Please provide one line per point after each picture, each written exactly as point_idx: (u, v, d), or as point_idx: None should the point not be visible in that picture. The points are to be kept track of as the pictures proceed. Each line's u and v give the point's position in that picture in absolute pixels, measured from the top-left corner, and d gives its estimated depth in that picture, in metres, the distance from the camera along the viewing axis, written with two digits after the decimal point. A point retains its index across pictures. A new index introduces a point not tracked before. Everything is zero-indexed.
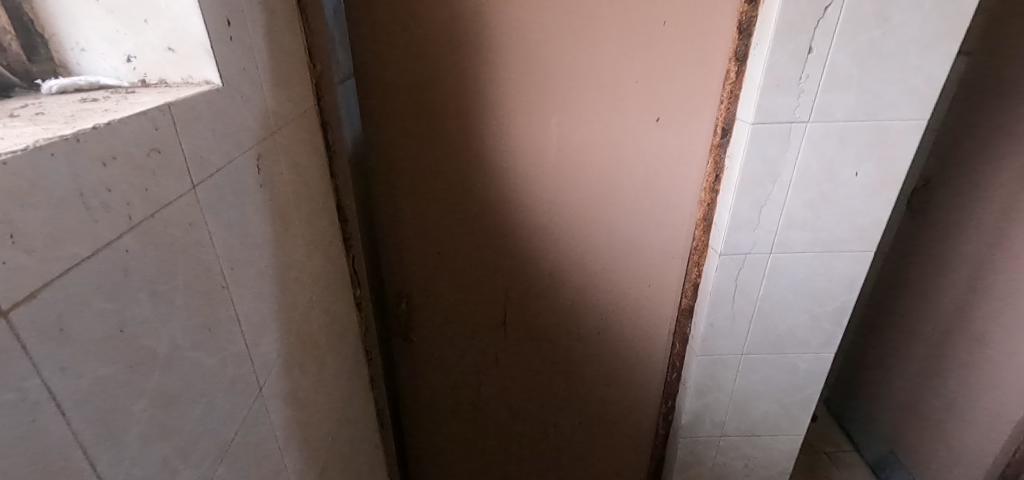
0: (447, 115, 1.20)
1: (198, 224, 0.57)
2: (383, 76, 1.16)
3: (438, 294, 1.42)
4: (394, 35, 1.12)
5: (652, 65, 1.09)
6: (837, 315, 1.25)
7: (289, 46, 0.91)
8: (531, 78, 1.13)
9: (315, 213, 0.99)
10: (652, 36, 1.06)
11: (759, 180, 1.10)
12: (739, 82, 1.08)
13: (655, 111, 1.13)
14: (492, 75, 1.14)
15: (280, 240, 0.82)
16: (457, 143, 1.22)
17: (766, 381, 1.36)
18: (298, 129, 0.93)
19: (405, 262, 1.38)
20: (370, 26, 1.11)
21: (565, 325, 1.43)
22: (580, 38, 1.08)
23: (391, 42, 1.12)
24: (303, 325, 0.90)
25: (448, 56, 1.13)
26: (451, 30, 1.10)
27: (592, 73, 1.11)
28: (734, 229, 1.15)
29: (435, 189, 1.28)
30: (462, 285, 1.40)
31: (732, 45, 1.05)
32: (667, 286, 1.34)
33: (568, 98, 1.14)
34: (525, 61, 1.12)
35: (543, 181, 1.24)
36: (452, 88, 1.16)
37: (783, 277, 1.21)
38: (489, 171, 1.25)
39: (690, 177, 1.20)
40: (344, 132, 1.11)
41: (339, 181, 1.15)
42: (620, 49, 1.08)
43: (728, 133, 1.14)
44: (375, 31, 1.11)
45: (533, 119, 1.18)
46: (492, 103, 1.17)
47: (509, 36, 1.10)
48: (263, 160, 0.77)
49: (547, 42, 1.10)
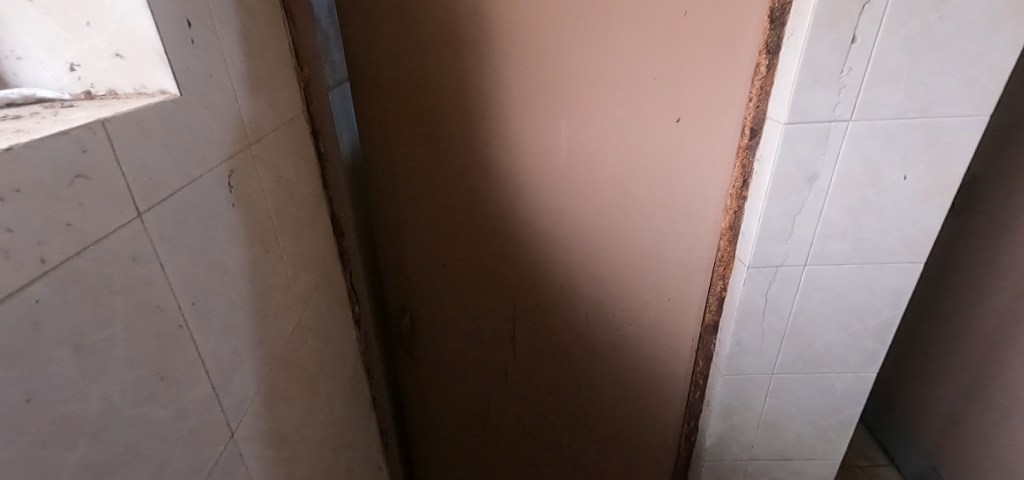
0: (448, 119, 1.11)
1: (146, 257, 0.50)
2: (380, 78, 1.08)
3: (443, 307, 1.35)
4: (390, 34, 1.03)
5: (672, 61, 0.98)
6: (880, 331, 1.15)
7: (272, 47, 0.83)
8: (537, 78, 1.04)
9: (304, 229, 0.92)
10: (673, 29, 0.96)
11: (793, 185, 0.99)
12: (770, 77, 0.97)
13: (674, 111, 1.03)
14: (495, 74, 1.05)
15: (259, 263, 0.74)
16: (460, 148, 1.14)
17: (799, 402, 1.25)
18: (283, 139, 0.85)
19: (409, 274, 1.31)
20: (365, 24, 1.03)
21: (578, 339, 1.33)
22: (592, 32, 0.98)
23: (387, 42, 1.04)
24: (289, 354, 0.83)
25: (448, 56, 1.04)
26: (452, 27, 1.01)
27: (605, 71, 1.01)
28: (764, 239, 1.05)
29: (438, 197, 1.21)
30: (468, 298, 1.33)
31: (763, 36, 0.94)
32: (690, 299, 1.24)
33: (577, 99, 1.05)
34: (530, 60, 1.03)
35: (552, 189, 1.15)
36: (452, 89, 1.08)
37: (819, 291, 1.10)
38: (493, 178, 1.16)
39: (714, 183, 1.09)
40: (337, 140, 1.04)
41: (333, 192, 1.08)
42: (635, 44, 0.98)
43: (758, 133, 1.02)
44: (371, 28, 1.03)
45: (540, 122, 1.09)
46: (496, 106, 1.08)
47: (513, 32, 1.00)
48: (237, 176, 0.69)
49: (556, 39, 1.00)
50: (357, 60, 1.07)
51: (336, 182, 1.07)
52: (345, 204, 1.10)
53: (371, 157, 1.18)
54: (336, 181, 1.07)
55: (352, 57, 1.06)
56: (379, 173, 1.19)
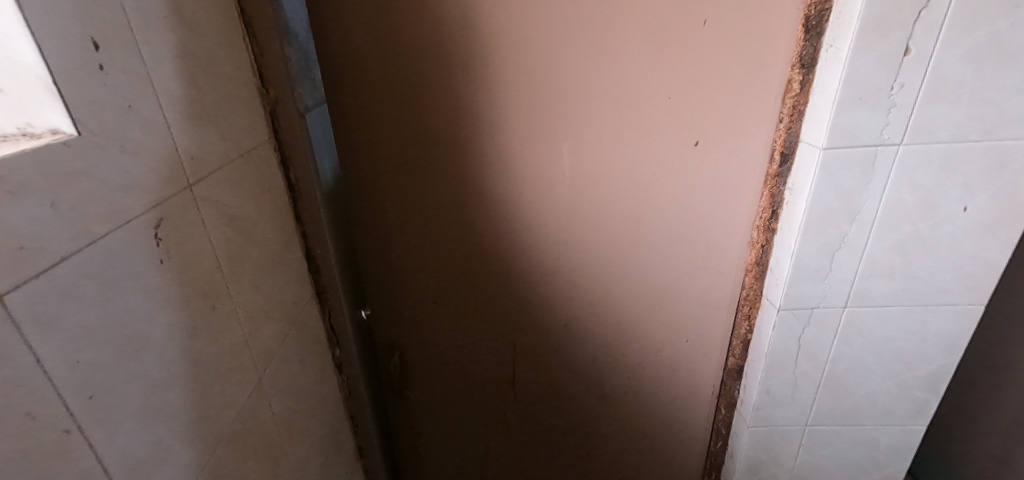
0: (437, 144, 0.99)
1: (7, 353, 0.38)
2: (361, 98, 0.97)
3: (436, 346, 1.22)
4: (370, 51, 0.92)
5: (689, 78, 0.86)
6: (931, 380, 1.00)
7: (228, 68, 0.72)
8: (536, 97, 0.92)
9: (267, 276, 0.80)
10: (690, 41, 0.83)
11: (832, 219, 0.86)
12: (804, 95, 0.84)
13: (692, 133, 0.90)
14: (488, 95, 0.93)
15: (199, 325, 0.62)
16: (450, 176, 1.02)
17: (836, 456, 1.11)
18: (242, 173, 0.74)
19: (398, 310, 1.19)
20: (344, 41, 0.92)
21: (585, 382, 1.20)
22: (597, 47, 0.86)
23: (366, 60, 0.93)
24: (242, 425, 0.71)
25: (434, 74, 0.93)
26: (439, 42, 0.90)
27: (612, 90, 0.89)
28: (798, 279, 0.92)
29: (427, 228, 1.09)
30: (463, 336, 1.20)
31: (796, 48, 0.81)
32: (712, 341, 1.10)
33: (581, 120, 0.93)
34: (527, 77, 0.91)
35: (555, 220, 1.03)
36: (441, 111, 0.96)
37: (861, 336, 0.97)
38: (488, 209, 1.05)
39: (737, 214, 0.96)
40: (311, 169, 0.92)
41: (308, 226, 0.96)
42: (647, 58, 0.86)
43: (790, 158, 0.89)
44: (350, 45, 0.92)
45: (539, 147, 0.97)
46: (490, 129, 0.97)
47: (509, 47, 0.89)
48: (171, 225, 0.58)
49: (556, 54, 0.88)
50: (335, 79, 0.95)
51: (310, 216, 0.95)
52: (323, 240, 0.98)
53: (353, 185, 1.06)
54: (311, 214, 0.95)
55: (330, 77, 0.95)
56: (362, 202, 1.08)
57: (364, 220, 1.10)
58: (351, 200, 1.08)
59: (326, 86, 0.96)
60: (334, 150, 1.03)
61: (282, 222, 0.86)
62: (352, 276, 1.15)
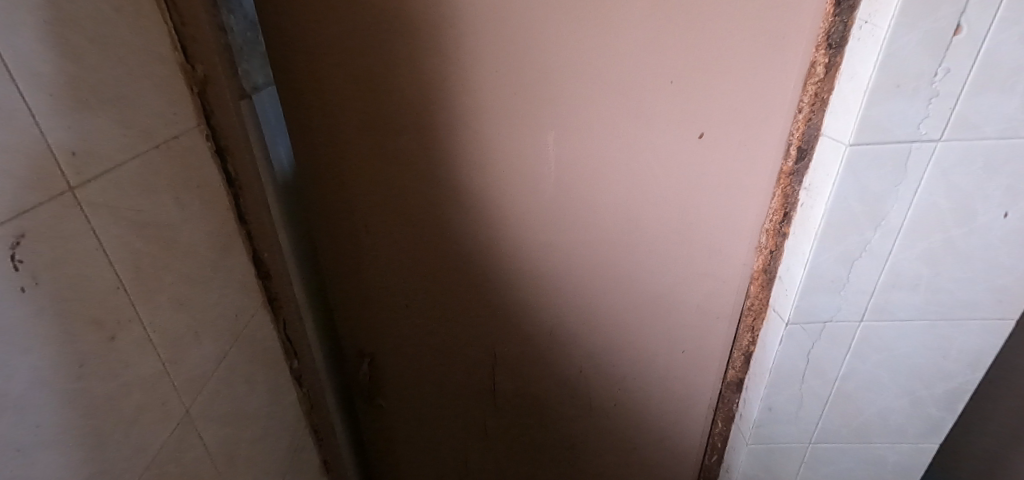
0: (403, 131, 0.87)
1: None
2: (315, 76, 0.83)
3: (409, 353, 1.12)
4: (321, 21, 0.78)
5: (695, 60, 0.74)
6: (949, 398, 0.91)
7: (134, 39, 0.58)
8: (518, 80, 0.80)
9: (198, 289, 0.68)
10: (698, 17, 0.71)
11: (854, 225, 0.75)
12: (829, 81, 0.72)
13: (696, 123, 0.78)
14: (461, 76, 0.80)
15: (91, 363, 0.50)
16: (419, 168, 0.90)
17: (841, 475, 1.03)
18: (158, 170, 0.61)
19: (366, 314, 1.08)
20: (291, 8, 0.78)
21: (570, 391, 1.11)
22: (590, 21, 0.74)
23: (317, 32, 0.79)
24: (162, 471, 0.60)
25: (397, 50, 0.79)
26: (403, 12, 0.76)
27: (606, 72, 0.77)
28: (811, 291, 0.81)
29: (395, 225, 0.97)
30: (438, 343, 1.10)
31: (824, 24, 0.69)
32: (710, 351, 1.00)
33: (569, 108, 0.81)
34: (507, 56, 0.78)
35: (539, 219, 0.92)
36: (407, 94, 0.83)
37: (876, 353, 0.87)
38: (464, 204, 0.93)
39: (743, 216, 0.84)
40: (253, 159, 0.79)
41: (254, 226, 0.83)
42: (647, 34, 0.73)
43: (807, 155, 0.77)
44: (298, 14, 0.78)
45: (520, 137, 0.84)
46: (465, 116, 0.84)
47: (484, 19, 0.76)
48: (42, 242, 0.45)
49: (542, 29, 0.75)
50: (282, 55, 0.82)
51: (254, 213, 0.82)
52: (272, 241, 0.86)
53: (310, 177, 0.94)
54: (255, 211, 0.82)
55: (277, 52, 0.82)
56: (321, 196, 0.96)
57: (325, 215, 0.98)
58: (308, 194, 0.96)
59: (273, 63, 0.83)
60: (284, 138, 0.90)
61: (216, 225, 0.73)
62: (312, 277, 1.03)
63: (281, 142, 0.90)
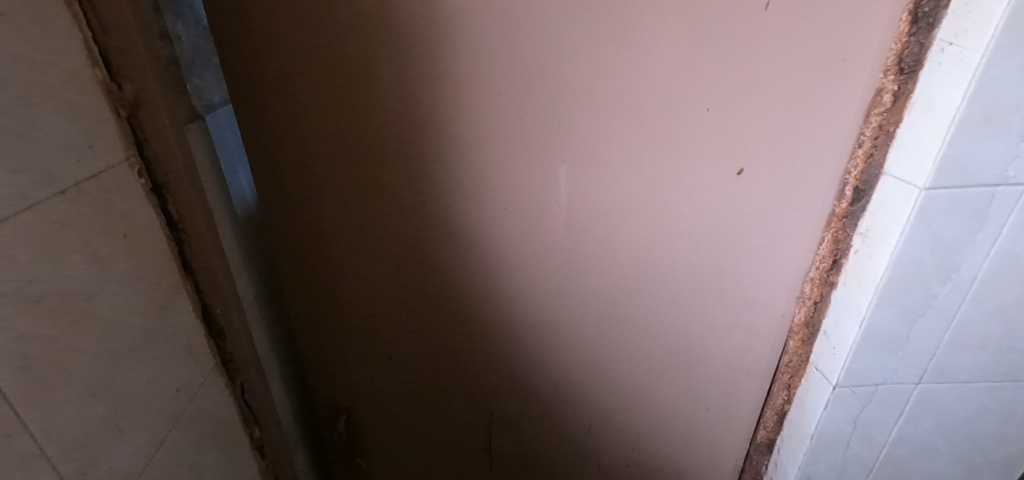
0: (386, 162, 0.73)
1: None
2: (281, 96, 0.69)
3: (393, 408, 0.97)
4: (286, 31, 0.65)
5: (737, 85, 0.62)
6: (1009, 465, 0.81)
7: (31, 54, 0.44)
8: (526, 106, 0.67)
9: (123, 369, 0.53)
10: (742, 34, 0.59)
11: (922, 279, 0.64)
12: (897, 112, 0.60)
13: (735, 158, 0.67)
14: (457, 98, 0.68)
15: None
16: (404, 203, 0.77)
17: None
18: (65, 223, 0.47)
19: (344, 366, 0.94)
20: (251, 14, 0.64)
21: (576, 451, 0.98)
22: (614, 36, 0.62)
23: (281, 43, 0.66)
24: None
25: (379, 67, 0.66)
26: (389, 25, 0.63)
27: (630, 97, 0.65)
28: (865, 351, 0.70)
29: (379, 268, 0.84)
30: (427, 398, 0.96)
31: (896, 45, 0.58)
32: (737, 410, 0.88)
33: (586, 139, 0.68)
34: (514, 78, 0.66)
35: (546, 263, 0.80)
36: (393, 119, 0.70)
37: (932, 417, 0.76)
38: (457, 245, 0.80)
39: (782, 262, 0.73)
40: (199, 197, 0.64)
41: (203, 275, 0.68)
42: (681, 53, 0.61)
43: (866, 196, 0.65)
44: (258, 20, 0.64)
45: (526, 170, 0.72)
46: (461, 144, 0.71)
47: (488, 34, 0.63)
48: None
49: (556, 48, 0.63)
50: (237, 71, 0.68)
51: (202, 261, 0.67)
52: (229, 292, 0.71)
53: (276, 212, 0.80)
54: (208, 258, 0.67)
55: (230, 67, 0.67)
56: (289, 234, 0.82)
57: (295, 256, 0.84)
58: (273, 232, 0.81)
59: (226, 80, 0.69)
60: (241, 166, 0.77)
61: (152, 283, 0.59)
62: (280, 327, 0.88)
63: (240, 172, 0.77)
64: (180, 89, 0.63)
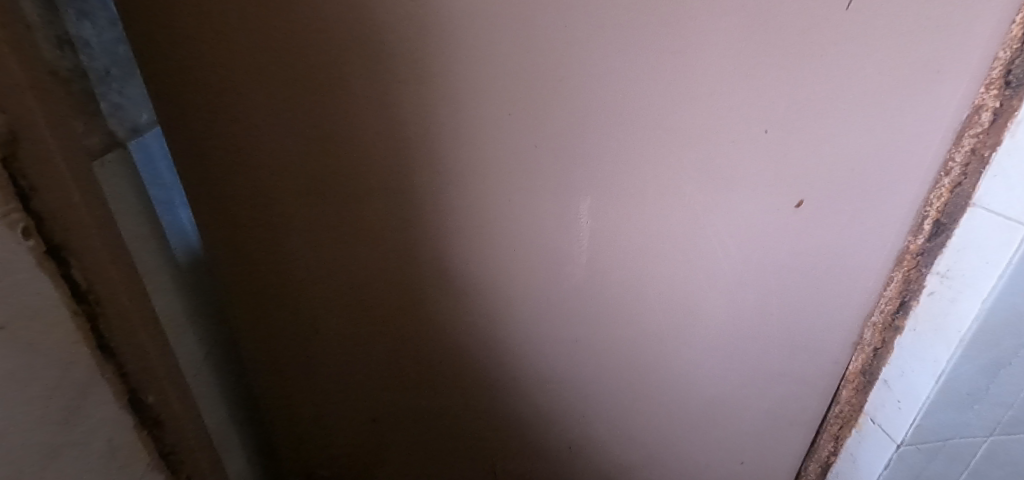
0: (366, 197, 0.60)
1: None
2: (226, 118, 0.55)
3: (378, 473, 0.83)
4: (235, 35, 0.50)
5: (806, 104, 0.51)
6: None
7: None
8: (542, 131, 0.55)
9: None
10: (817, 40, 0.48)
11: (1014, 328, 0.54)
12: (995, 135, 0.49)
13: (794, 189, 0.56)
14: (457, 120, 0.54)
15: None
16: (390, 245, 0.63)
17: None
18: None
19: (318, 430, 0.79)
20: (192, 15, 0.49)
21: None
22: (657, 43, 0.49)
23: (229, 51, 0.51)
24: None
25: (357, 81, 0.52)
26: (369, 30, 0.49)
27: (673, 117, 0.53)
28: (939, 407, 0.60)
29: (357, 319, 0.70)
30: (418, 461, 0.82)
31: (1006, 54, 0.47)
32: (775, 461, 0.78)
33: (614, 168, 0.57)
34: (530, 97, 0.53)
35: (562, 310, 0.68)
36: (374, 146, 0.56)
37: (1002, 470, 0.67)
38: (455, 291, 0.67)
39: (837, 304, 0.63)
40: (111, 255, 0.48)
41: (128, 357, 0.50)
42: (738, 62, 0.50)
43: (948, 231, 0.55)
44: (202, 22, 0.50)
45: (540, 204, 0.60)
46: (461, 175, 0.58)
47: (497, 44, 0.50)
48: None
49: (583, 61, 0.51)
50: (175, 86, 0.53)
51: (127, 340, 0.50)
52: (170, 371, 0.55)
53: (228, 256, 0.65)
54: (138, 334, 0.51)
55: (164, 79, 0.53)
56: (246, 282, 0.67)
57: (253, 307, 0.69)
58: (226, 280, 0.67)
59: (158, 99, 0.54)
60: (180, 201, 0.62)
61: (57, 382, 0.43)
62: (238, 390, 0.74)
63: (178, 209, 0.62)
64: (76, 109, 0.48)
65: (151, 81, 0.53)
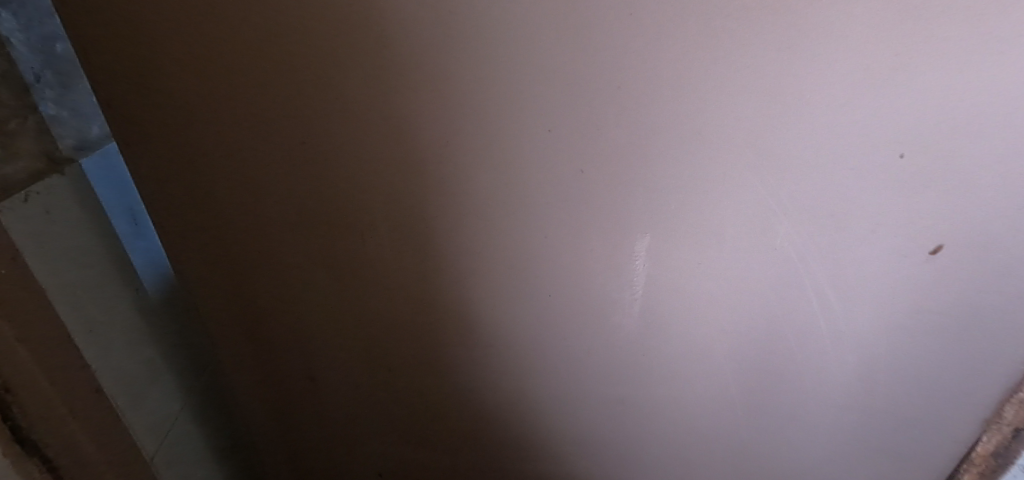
0: (369, 226, 0.48)
1: None
2: (197, 133, 0.44)
3: None
4: (201, 32, 0.39)
5: (970, 129, 0.38)
6: None
7: None
8: (592, 161, 0.42)
9: None
10: (1011, 32, 0.34)
11: None
12: None
13: (940, 233, 0.42)
14: (484, 139, 0.42)
15: None
16: (400, 283, 0.52)
17: None
18: None
19: (318, 473, 0.70)
20: (151, 15, 0.38)
21: None
22: (772, 42, 0.36)
23: (206, 56, 0.40)
24: None
25: (358, 93, 0.40)
26: (377, 41, 0.38)
27: (780, 137, 0.39)
28: None
29: (361, 362, 0.59)
30: None
31: None
32: None
33: (687, 207, 0.44)
34: (579, 121, 0.40)
35: (610, 373, 0.55)
36: (380, 171, 0.44)
37: None
38: (479, 342, 0.55)
39: (967, 372, 0.49)
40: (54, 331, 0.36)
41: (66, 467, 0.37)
42: (887, 61, 0.36)
43: None
44: (176, 6, 0.38)
45: (582, 245, 0.47)
46: (485, 207, 0.46)
47: (540, 61, 0.38)
48: None
49: (655, 81, 0.38)
50: (132, 96, 0.42)
51: (86, 429, 0.38)
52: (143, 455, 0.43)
53: (207, 291, 0.54)
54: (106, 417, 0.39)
55: (129, 90, 0.42)
56: (233, 323, 0.57)
57: (240, 346, 0.58)
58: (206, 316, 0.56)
59: (109, 113, 0.43)
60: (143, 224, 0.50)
61: None
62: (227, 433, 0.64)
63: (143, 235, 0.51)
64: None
65: (100, 88, 0.42)
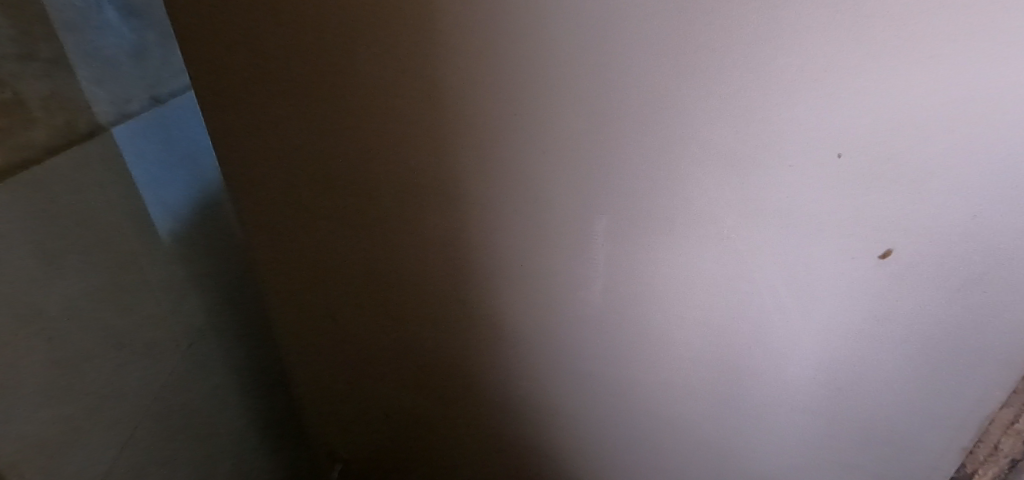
0: (370, 188, 0.54)
1: None
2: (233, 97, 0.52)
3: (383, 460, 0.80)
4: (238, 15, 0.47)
5: (912, 133, 0.39)
6: None
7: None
8: (551, 140, 0.47)
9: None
10: (942, 41, 0.36)
11: None
12: None
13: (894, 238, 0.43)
14: (463, 119, 0.47)
15: None
16: (398, 242, 0.57)
17: None
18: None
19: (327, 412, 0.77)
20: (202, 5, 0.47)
21: None
22: (704, 40, 0.39)
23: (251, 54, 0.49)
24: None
25: (360, 72, 0.47)
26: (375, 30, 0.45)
27: (726, 127, 0.42)
28: None
29: (367, 313, 0.65)
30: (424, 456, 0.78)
31: None
32: None
33: (639, 188, 0.47)
34: (537, 104, 0.45)
35: (580, 349, 0.59)
36: (378, 138, 0.51)
37: None
38: (467, 305, 0.60)
39: (928, 385, 0.49)
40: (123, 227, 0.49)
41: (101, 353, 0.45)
42: (832, 52, 0.38)
43: None
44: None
45: (550, 223, 0.51)
46: (464, 179, 0.51)
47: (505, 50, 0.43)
48: None
49: (602, 71, 0.42)
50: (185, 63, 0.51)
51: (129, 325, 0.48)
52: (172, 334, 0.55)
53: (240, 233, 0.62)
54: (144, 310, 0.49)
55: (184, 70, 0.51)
56: (270, 282, 0.66)
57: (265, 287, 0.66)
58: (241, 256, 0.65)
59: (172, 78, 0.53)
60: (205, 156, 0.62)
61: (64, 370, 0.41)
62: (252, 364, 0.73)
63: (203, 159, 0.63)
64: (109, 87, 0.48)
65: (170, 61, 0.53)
